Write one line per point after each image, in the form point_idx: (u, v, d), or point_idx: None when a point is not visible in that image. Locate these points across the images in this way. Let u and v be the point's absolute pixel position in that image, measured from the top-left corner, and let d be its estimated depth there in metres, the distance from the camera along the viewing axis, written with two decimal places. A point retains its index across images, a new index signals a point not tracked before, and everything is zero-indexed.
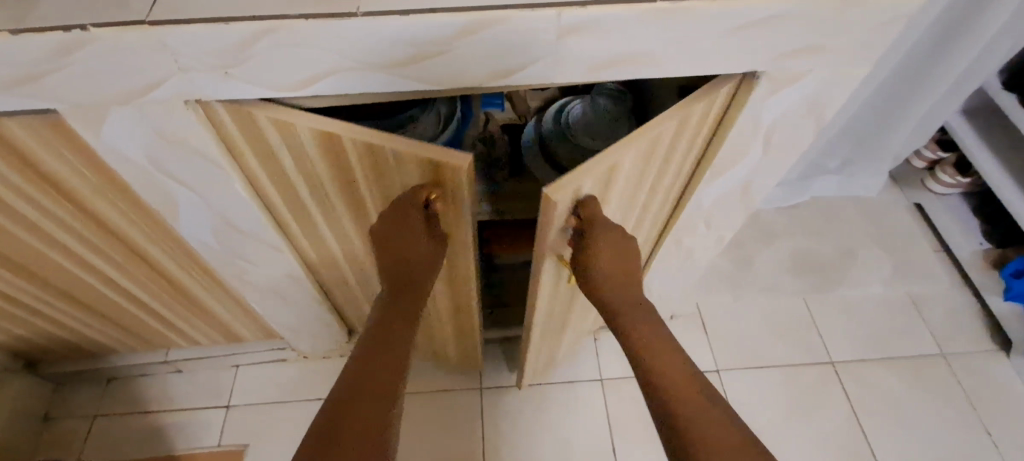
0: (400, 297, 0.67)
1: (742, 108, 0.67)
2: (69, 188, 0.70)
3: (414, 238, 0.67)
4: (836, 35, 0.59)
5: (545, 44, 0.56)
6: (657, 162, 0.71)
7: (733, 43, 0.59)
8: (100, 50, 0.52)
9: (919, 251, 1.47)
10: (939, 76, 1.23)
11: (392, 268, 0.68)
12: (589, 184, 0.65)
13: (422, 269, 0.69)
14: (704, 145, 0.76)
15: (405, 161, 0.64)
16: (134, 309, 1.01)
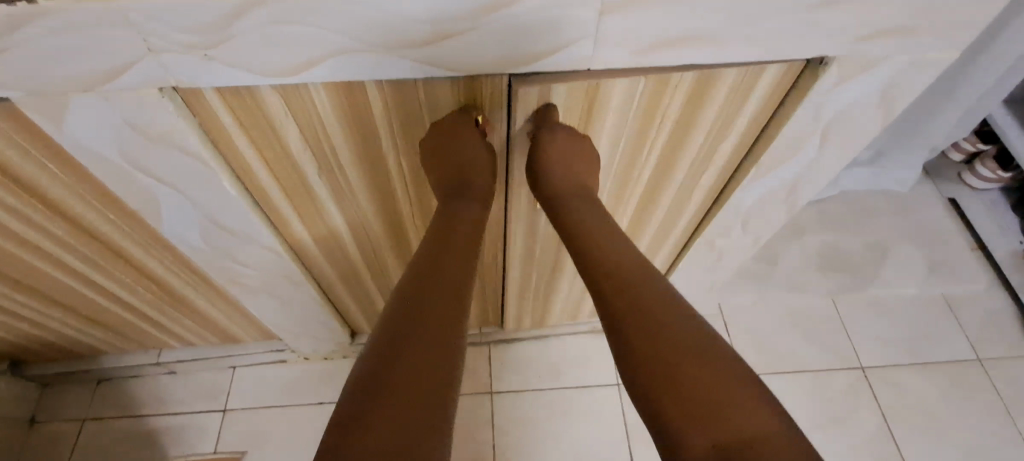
0: (459, 211, 0.59)
1: (802, 99, 0.59)
2: (36, 185, 0.62)
3: (467, 144, 0.60)
4: (926, 14, 0.50)
5: (585, 22, 0.47)
6: (668, 122, 0.62)
7: (805, 22, 0.50)
8: (53, 26, 0.43)
9: (954, 249, 1.39)
10: (993, 61, 1.13)
11: (446, 176, 0.61)
12: (558, 95, 0.57)
13: (480, 178, 0.62)
14: (754, 139, 0.67)
15: (437, 89, 0.56)
16: (121, 310, 0.94)
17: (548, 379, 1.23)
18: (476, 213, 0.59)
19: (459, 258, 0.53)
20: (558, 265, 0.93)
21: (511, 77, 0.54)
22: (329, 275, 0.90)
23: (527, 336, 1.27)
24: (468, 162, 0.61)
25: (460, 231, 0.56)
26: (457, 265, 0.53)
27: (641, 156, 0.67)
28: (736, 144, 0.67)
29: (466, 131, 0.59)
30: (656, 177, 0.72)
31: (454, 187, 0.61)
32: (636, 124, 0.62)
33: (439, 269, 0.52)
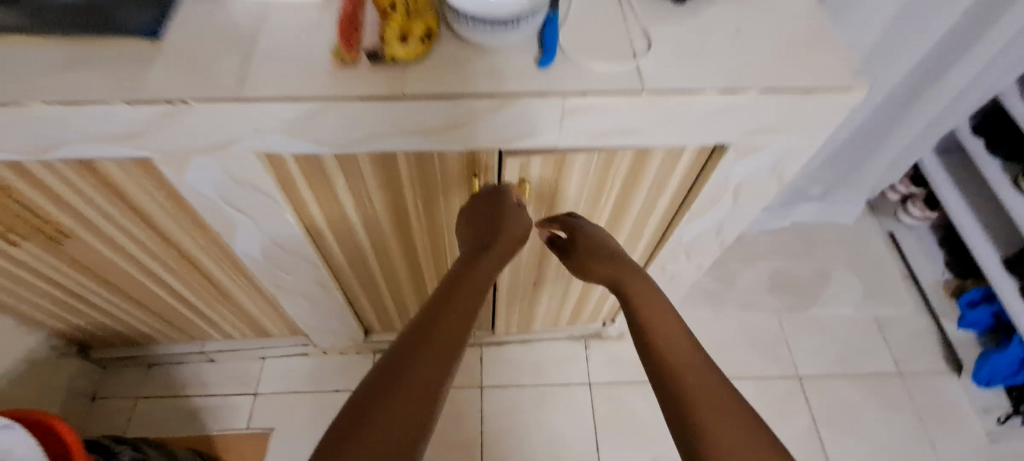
0: (473, 266, 0.70)
1: (713, 171, 0.79)
2: (147, 213, 0.83)
3: (515, 218, 0.76)
4: (797, 116, 0.69)
5: (552, 120, 0.67)
6: (616, 181, 0.83)
7: (711, 123, 0.69)
8: (195, 117, 0.63)
9: (888, 277, 1.60)
10: (914, 117, 1.34)
11: (479, 238, 0.75)
12: (535, 162, 0.77)
13: (503, 242, 0.74)
14: (686, 194, 0.87)
15: (448, 158, 0.76)
16: (180, 306, 1.15)
17: (531, 377, 1.43)
18: (490, 270, 0.71)
19: (463, 303, 0.66)
20: (538, 278, 1.14)
21: (502, 152, 0.74)
22: (352, 282, 1.10)
23: (514, 339, 1.47)
24: (505, 228, 0.75)
25: (470, 284, 0.68)
26: (460, 309, 0.65)
27: (600, 203, 0.88)
28: (672, 195, 0.87)
29: (515, 208, 0.77)
30: (611, 219, 0.92)
31: (481, 245, 0.74)
32: (592, 183, 0.83)
33: (447, 305, 0.65)
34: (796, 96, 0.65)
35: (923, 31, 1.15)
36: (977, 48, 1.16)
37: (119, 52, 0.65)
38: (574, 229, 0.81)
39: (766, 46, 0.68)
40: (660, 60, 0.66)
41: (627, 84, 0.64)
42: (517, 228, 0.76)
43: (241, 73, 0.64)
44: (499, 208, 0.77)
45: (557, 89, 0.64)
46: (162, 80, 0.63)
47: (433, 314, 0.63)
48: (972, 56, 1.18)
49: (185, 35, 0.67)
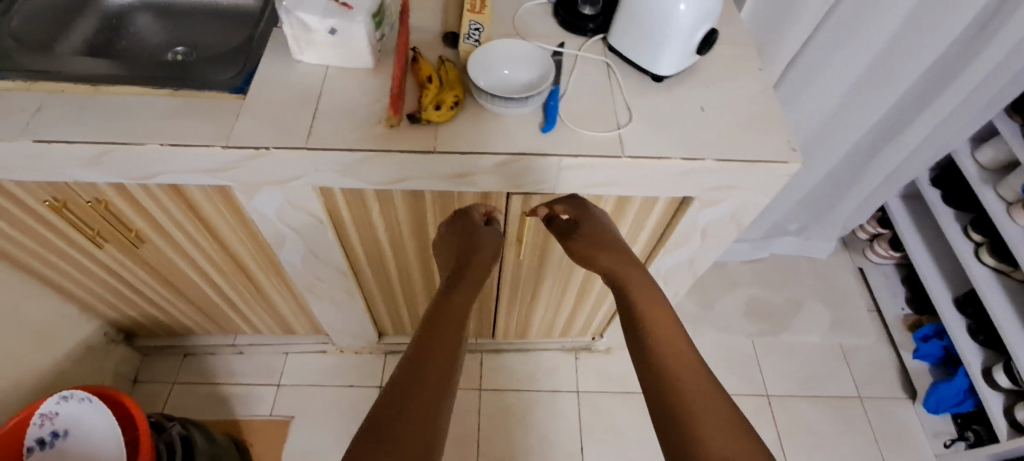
0: (456, 293, 0.78)
1: (682, 216, 0.96)
2: (213, 227, 1.00)
3: (486, 244, 0.86)
4: (746, 181, 0.87)
5: (550, 173, 0.84)
6: None
7: (677, 180, 0.86)
8: (272, 159, 0.80)
9: (855, 309, 1.75)
10: (876, 170, 1.48)
11: (463, 256, 0.84)
12: (535, 201, 0.94)
13: (476, 265, 0.83)
14: (661, 231, 1.04)
15: (466, 196, 0.93)
16: (222, 302, 1.31)
17: (525, 383, 1.59)
18: (470, 290, 0.79)
19: (451, 321, 0.73)
20: (536, 293, 1.31)
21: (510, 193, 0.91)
22: (373, 290, 1.27)
23: (511, 348, 1.63)
24: (475, 257, 0.83)
25: (455, 304, 0.76)
26: (451, 327, 0.71)
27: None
28: (650, 232, 1.04)
29: (485, 233, 0.88)
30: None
31: (463, 263, 0.83)
32: None
33: (442, 321, 0.72)
34: (744, 165, 0.83)
35: (869, 106, 1.30)
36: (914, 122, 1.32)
37: (213, 104, 0.83)
38: (582, 211, 0.86)
39: (723, 124, 0.87)
40: (638, 131, 0.84)
41: (610, 149, 0.82)
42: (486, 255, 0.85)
43: (309, 127, 0.81)
44: (470, 233, 0.87)
45: (555, 151, 0.81)
46: (248, 130, 0.80)
47: (435, 330, 0.71)
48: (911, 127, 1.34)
49: (263, 91, 0.85)
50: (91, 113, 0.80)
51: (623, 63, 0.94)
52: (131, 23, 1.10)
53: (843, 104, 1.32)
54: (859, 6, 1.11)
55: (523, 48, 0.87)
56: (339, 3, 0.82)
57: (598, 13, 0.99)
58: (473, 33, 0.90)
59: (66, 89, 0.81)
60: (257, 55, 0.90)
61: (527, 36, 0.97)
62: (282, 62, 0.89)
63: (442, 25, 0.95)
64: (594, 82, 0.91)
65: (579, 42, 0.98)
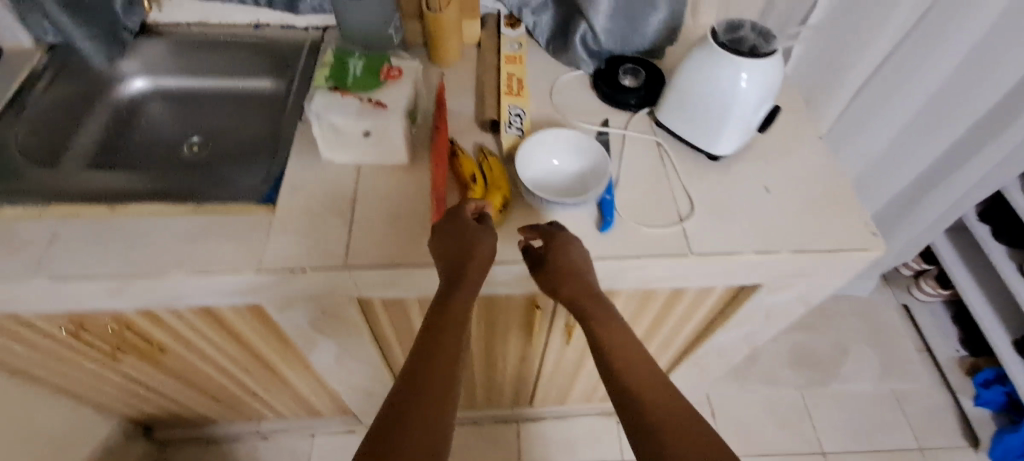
0: (450, 301, 0.66)
1: (745, 301, 0.89)
2: (241, 335, 0.92)
3: (483, 243, 0.68)
4: (821, 269, 0.79)
5: (608, 274, 0.76)
6: (655, 307, 0.92)
7: (746, 271, 0.78)
8: (308, 279, 0.73)
9: (905, 351, 1.67)
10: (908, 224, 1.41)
11: (452, 256, 0.68)
12: None
13: (474, 267, 0.67)
14: (718, 312, 0.97)
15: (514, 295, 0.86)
16: (245, 395, 1.23)
17: (566, 452, 1.50)
18: (467, 298, 0.66)
19: (453, 334, 0.64)
20: (578, 367, 1.23)
21: None
22: None
23: (549, 414, 1.54)
24: (473, 253, 0.67)
25: (452, 316, 0.65)
26: (448, 345, 0.63)
27: (641, 319, 0.96)
28: (706, 313, 0.97)
29: (478, 227, 0.69)
30: (642, 328, 1.00)
31: (454, 267, 0.67)
32: (632, 310, 0.92)
33: (437, 337, 0.63)
34: (822, 255, 0.75)
35: (918, 152, 1.23)
36: (966, 170, 1.22)
37: (241, 219, 0.76)
38: (550, 239, 0.70)
39: (791, 206, 0.79)
40: (702, 223, 0.77)
41: (675, 247, 0.75)
42: (486, 250, 0.68)
43: (347, 241, 0.74)
44: (461, 226, 0.69)
45: (614, 253, 0.74)
46: (280, 249, 0.74)
47: (427, 351, 0.62)
48: (962, 174, 1.24)
49: (294, 199, 0.78)
50: (110, 240, 0.74)
51: (674, 140, 0.87)
52: (143, 113, 1.03)
53: (891, 150, 1.25)
54: (910, 56, 1.04)
55: (568, 137, 0.80)
56: (370, 103, 0.76)
57: (640, 85, 0.91)
58: (514, 120, 0.83)
59: (82, 213, 0.75)
60: (281, 158, 0.83)
61: (568, 114, 0.90)
62: (312, 162, 0.82)
63: (476, 110, 0.89)
64: (646, 165, 0.84)
65: (624, 116, 0.90)
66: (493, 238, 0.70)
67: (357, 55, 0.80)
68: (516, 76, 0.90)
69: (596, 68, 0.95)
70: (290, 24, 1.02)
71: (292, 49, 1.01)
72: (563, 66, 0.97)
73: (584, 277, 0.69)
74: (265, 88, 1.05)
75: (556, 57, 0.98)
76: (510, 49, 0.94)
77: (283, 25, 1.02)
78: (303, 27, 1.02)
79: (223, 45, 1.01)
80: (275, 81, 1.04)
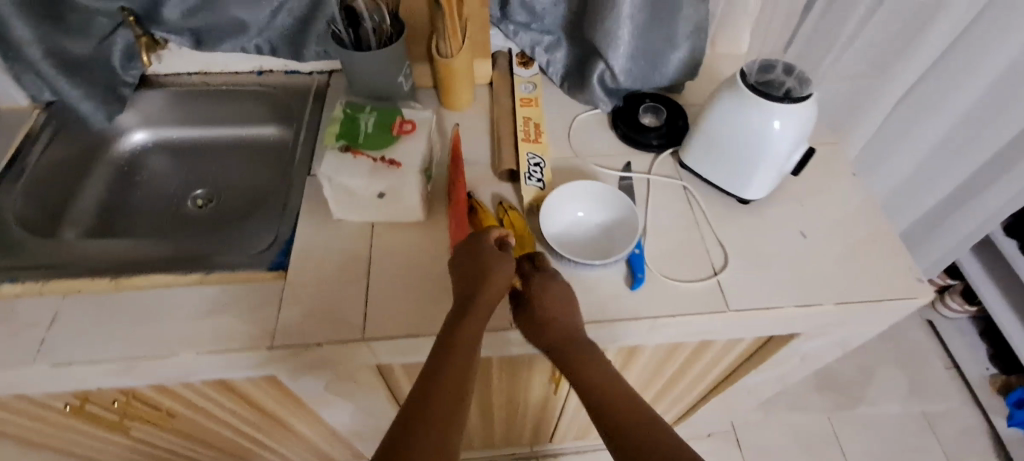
0: (464, 323, 0.62)
1: (779, 348, 0.85)
2: (254, 400, 0.88)
3: (501, 271, 0.66)
4: (865, 317, 0.75)
5: (640, 334, 0.71)
6: (684, 357, 0.88)
7: (786, 324, 0.74)
8: (325, 354, 0.69)
9: (933, 369, 1.62)
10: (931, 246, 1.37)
11: (467, 281, 0.66)
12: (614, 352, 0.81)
13: (489, 292, 0.65)
14: (748, 356, 0.93)
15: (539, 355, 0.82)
16: (258, 448, 1.19)
17: None
18: (480, 323, 0.63)
19: (465, 355, 0.60)
20: None
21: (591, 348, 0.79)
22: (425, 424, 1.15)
23: (570, 449, 1.49)
24: (489, 277, 0.65)
25: (465, 336, 0.61)
26: (457, 366, 0.59)
27: (670, 367, 0.92)
28: (736, 358, 0.92)
29: (499, 254, 0.67)
30: (671, 375, 0.95)
31: (468, 292, 0.65)
32: (661, 360, 0.87)
33: (446, 358, 0.59)
34: (867, 306, 0.71)
35: (946, 174, 1.19)
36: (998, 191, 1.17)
37: (252, 288, 0.72)
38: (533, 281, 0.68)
39: (831, 252, 0.75)
40: (739, 275, 0.72)
41: (713, 303, 0.70)
42: (505, 275, 0.66)
43: (364, 309, 0.70)
44: (481, 251, 0.67)
45: (648, 311, 0.69)
46: (293, 321, 0.69)
47: (433, 372, 0.58)
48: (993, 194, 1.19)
49: (307, 264, 0.74)
50: (114, 318, 0.70)
51: (701, 182, 0.82)
52: (144, 167, 0.99)
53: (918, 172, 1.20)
54: (940, 80, 1.00)
55: (592, 188, 0.76)
56: (383, 161, 0.72)
57: (661, 123, 0.89)
58: (534, 170, 0.79)
59: (83, 288, 0.72)
60: (290, 220, 0.79)
61: (588, 159, 0.86)
62: (323, 223, 0.78)
63: (492, 157, 0.85)
64: (674, 212, 0.79)
65: (647, 158, 0.86)
66: (512, 267, 0.67)
67: (367, 110, 0.77)
68: (533, 120, 0.86)
69: (615, 106, 0.91)
70: (294, 70, 0.99)
71: (297, 96, 0.98)
72: (579, 105, 0.93)
73: (565, 318, 0.65)
74: (270, 135, 1.01)
75: (572, 95, 0.94)
76: (524, 91, 0.91)
77: (287, 71, 0.99)
78: (308, 72, 0.99)
79: (225, 93, 0.98)
80: (280, 128, 1.01)
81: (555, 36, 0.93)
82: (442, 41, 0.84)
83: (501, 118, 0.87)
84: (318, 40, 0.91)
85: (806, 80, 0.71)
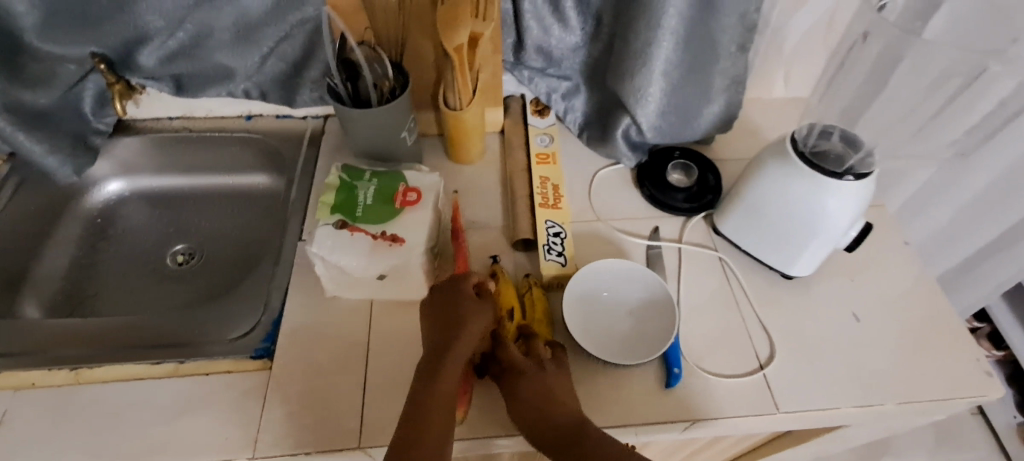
0: (440, 376, 0.56)
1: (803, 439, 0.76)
2: None
3: (474, 322, 0.60)
4: (926, 415, 0.66)
5: (676, 436, 0.62)
6: (711, 446, 0.79)
7: (838, 422, 0.65)
8: None
9: (957, 419, 1.52)
10: None
11: (439, 331, 0.59)
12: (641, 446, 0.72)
13: (462, 345, 0.58)
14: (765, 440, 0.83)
15: None
16: None
17: None
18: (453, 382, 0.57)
19: (441, 415, 0.54)
20: None
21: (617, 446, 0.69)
22: None
23: None
24: (461, 327, 0.59)
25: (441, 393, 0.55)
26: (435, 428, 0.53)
27: (692, 453, 0.82)
28: (758, 442, 0.83)
29: (473, 302, 0.61)
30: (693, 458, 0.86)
31: (441, 343, 0.58)
32: (686, 449, 0.78)
33: (418, 426, 0.53)
34: (932, 404, 0.63)
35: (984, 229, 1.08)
36: None
37: (233, 380, 0.63)
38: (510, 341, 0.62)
39: (887, 339, 0.67)
40: (789, 370, 0.64)
41: (761, 404, 0.61)
42: (479, 325, 0.60)
43: (360, 409, 0.61)
44: (454, 298, 0.61)
45: (687, 412, 0.60)
46: (277, 424, 0.60)
47: (407, 442, 0.52)
48: None
49: (298, 352, 0.65)
50: (72, 420, 0.60)
51: (737, 251, 0.74)
52: (119, 221, 0.90)
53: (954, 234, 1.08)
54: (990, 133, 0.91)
55: (614, 265, 0.67)
56: (384, 238, 0.63)
57: (691, 182, 0.80)
58: (553, 242, 0.70)
59: (39, 381, 0.63)
60: (277, 296, 0.70)
61: (612, 223, 0.77)
62: (316, 300, 0.69)
63: (506, 222, 0.76)
64: (708, 289, 0.70)
65: (677, 223, 0.78)
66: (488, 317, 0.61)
67: (366, 176, 0.68)
68: (550, 181, 0.77)
69: (639, 162, 0.83)
70: (286, 114, 0.90)
71: (288, 143, 0.88)
72: (600, 159, 0.85)
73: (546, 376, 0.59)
74: (258, 183, 0.92)
75: (592, 147, 0.85)
76: (540, 145, 0.82)
77: (278, 115, 0.90)
78: (301, 117, 0.90)
79: (209, 139, 0.89)
80: (270, 176, 0.92)
81: (573, 81, 0.85)
82: (450, 93, 0.75)
83: (515, 177, 0.78)
84: (313, 86, 0.83)
85: (869, 157, 0.63)
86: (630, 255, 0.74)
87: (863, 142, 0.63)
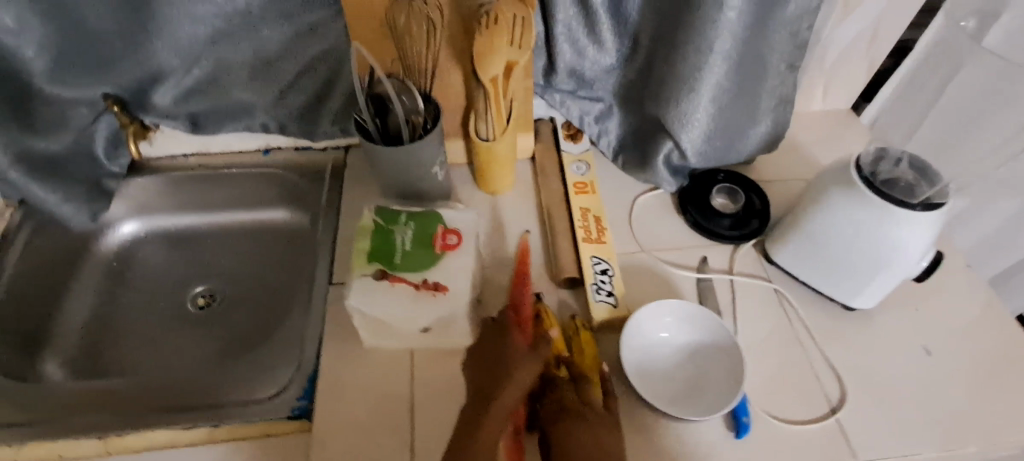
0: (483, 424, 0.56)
1: None
2: None
3: (521, 371, 0.58)
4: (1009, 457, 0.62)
5: None
6: None
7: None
8: None
9: None
10: None
11: (485, 380, 0.59)
12: None
13: (507, 393, 0.57)
14: None
15: None
16: None
17: None
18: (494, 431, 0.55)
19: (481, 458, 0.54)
20: None
21: None
22: None
23: None
24: (507, 375, 0.58)
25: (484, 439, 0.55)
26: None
27: None
28: None
29: (525, 352, 0.60)
30: None
31: (486, 387, 0.58)
32: None
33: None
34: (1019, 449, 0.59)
35: None
36: None
37: (271, 446, 0.59)
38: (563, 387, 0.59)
39: (964, 377, 0.63)
40: (864, 416, 0.60)
41: (837, 454, 0.58)
42: (527, 376, 0.58)
43: None
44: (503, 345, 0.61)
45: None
46: None
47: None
48: None
49: (337, 410, 0.61)
50: None
51: (793, 281, 0.70)
52: (135, 263, 0.85)
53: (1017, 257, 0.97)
54: None
55: (675, 308, 0.63)
56: (426, 287, 0.59)
57: (738, 208, 0.76)
58: (601, 281, 0.66)
59: (67, 453, 0.59)
60: (312, 346, 0.66)
61: (658, 255, 0.73)
62: (352, 352, 0.65)
63: (547, 258, 0.72)
64: (767, 325, 0.66)
65: (725, 252, 0.73)
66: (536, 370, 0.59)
67: (403, 219, 0.64)
68: (591, 212, 0.73)
69: (680, 187, 0.79)
70: (305, 147, 0.86)
71: (311, 179, 0.84)
72: (638, 184, 0.81)
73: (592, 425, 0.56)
74: (278, 219, 0.88)
75: (629, 172, 0.81)
76: (576, 173, 0.78)
77: (297, 148, 0.86)
78: (321, 149, 0.86)
79: (227, 176, 0.84)
80: (291, 211, 0.87)
81: (606, 102, 0.81)
82: (483, 123, 0.71)
83: (553, 209, 0.74)
84: (334, 118, 0.78)
85: (943, 190, 0.58)
86: (680, 290, 0.70)
87: (937, 175, 0.59)
